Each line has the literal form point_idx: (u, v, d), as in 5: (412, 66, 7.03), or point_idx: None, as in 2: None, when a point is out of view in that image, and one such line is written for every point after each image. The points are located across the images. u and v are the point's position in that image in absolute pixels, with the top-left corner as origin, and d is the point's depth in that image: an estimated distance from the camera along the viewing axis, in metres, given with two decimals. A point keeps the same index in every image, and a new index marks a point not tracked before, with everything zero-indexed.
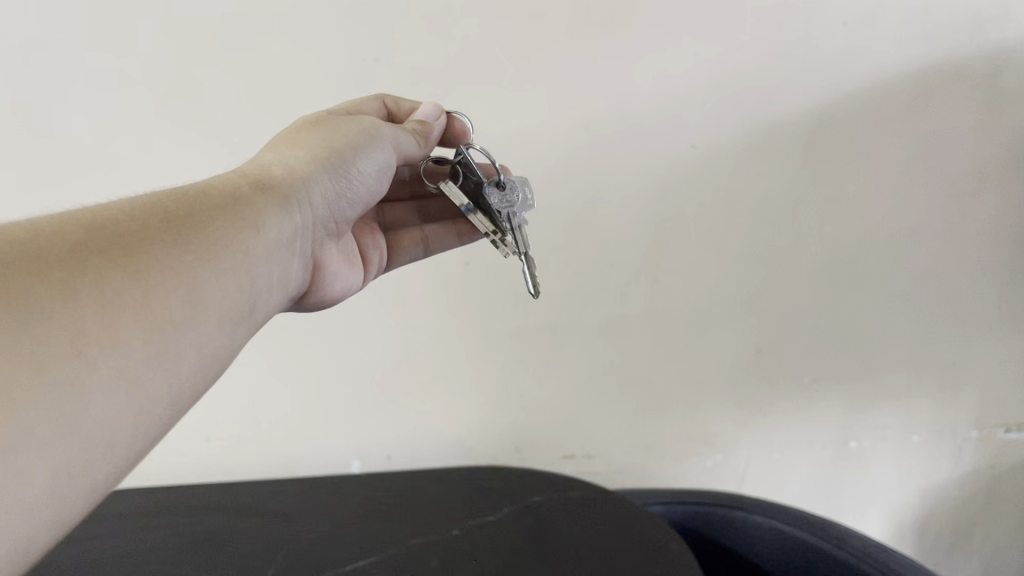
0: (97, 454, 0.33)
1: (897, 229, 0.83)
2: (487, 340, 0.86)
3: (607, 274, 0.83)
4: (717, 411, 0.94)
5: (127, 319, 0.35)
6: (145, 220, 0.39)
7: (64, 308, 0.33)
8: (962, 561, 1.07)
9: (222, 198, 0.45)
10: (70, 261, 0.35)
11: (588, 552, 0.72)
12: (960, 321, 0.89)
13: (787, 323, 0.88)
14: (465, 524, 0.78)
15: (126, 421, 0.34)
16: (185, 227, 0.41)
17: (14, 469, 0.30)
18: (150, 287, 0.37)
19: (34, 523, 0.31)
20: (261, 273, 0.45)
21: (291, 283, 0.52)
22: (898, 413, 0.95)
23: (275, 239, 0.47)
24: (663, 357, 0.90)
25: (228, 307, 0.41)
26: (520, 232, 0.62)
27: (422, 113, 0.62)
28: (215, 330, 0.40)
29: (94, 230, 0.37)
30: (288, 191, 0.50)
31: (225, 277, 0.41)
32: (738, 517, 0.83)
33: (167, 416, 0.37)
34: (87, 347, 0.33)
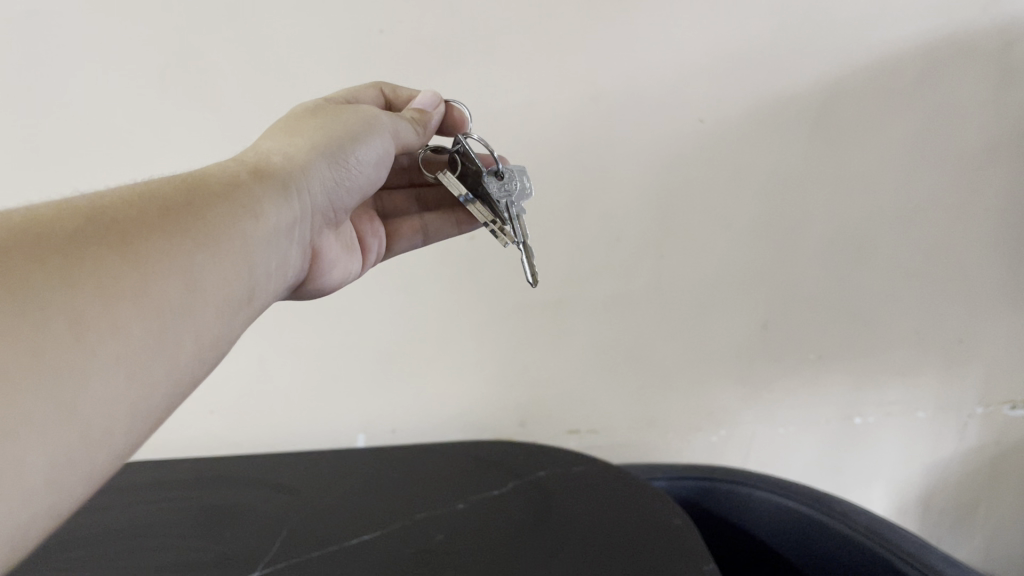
0: (95, 445, 0.30)
1: (906, 204, 0.82)
2: (492, 315, 0.86)
3: (612, 249, 0.83)
4: (722, 386, 0.94)
5: (128, 304, 0.32)
6: (140, 205, 0.37)
7: (63, 291, 0.30)
8: (965, 534, 1.07)
9: (220, 185, 0.43)
10: (69, 244, 0.32)
11: (592, 528, 0.72)
12: (967, 297, 0.89)
13: (794, 297, 0.88)
14: (470, 499, 0.78)
15: (125, 411, 0.31)
16: (183, 213, 0.38)
17: (15, 459, 0.26)
18: (150, 273, 0.34)
19: (32, 517, 0.28)
20: (258, 260, 0.43)
21: (288, 271, 0.51)
22: (904, 389, 0.95)
23: (273, 227, 0.46)
24: (669, 332, 0.90)
25: (224, 297, 0.39)
26: (520, 222, 0.60)
27: (421, 101, 0.62)
28: (212, 319, 0.38)
29: (92, 216, 0.34)
30: (287, 178, 0.49)
31: (222, 264, 0.39)
32: (741, 491, 0.83)
33: (165, 407, 0.34)
34: (87, 332, 0.30)
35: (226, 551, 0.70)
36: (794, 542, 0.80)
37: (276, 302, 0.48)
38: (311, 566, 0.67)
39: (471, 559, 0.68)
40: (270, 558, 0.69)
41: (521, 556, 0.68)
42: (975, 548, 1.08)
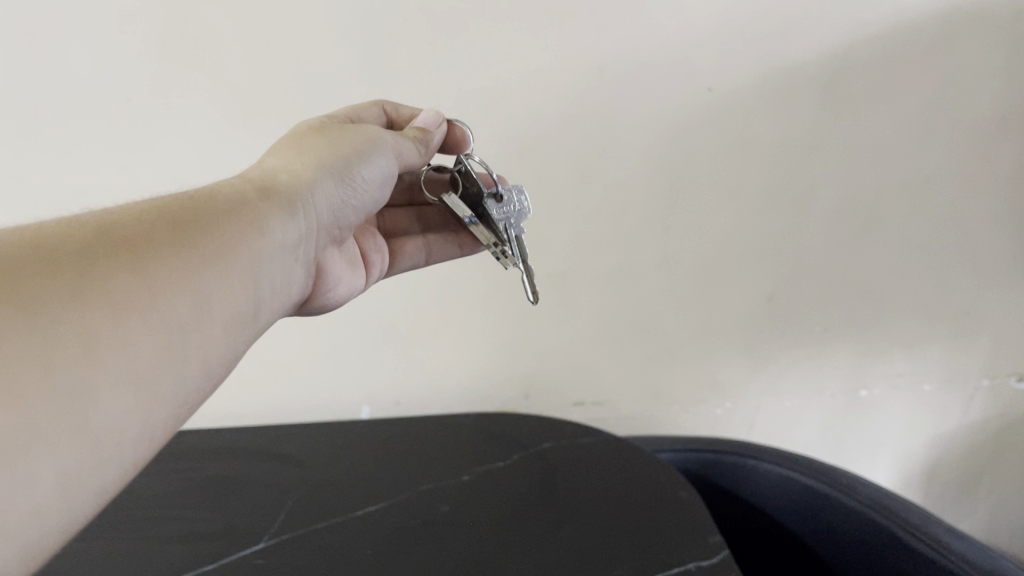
0: (102, 460, 0.31)
1: (915, 175, 0.81)
2: (497, 287, 0.86)
3: (619, 221, 0.82)
4: (728, 358, 0.94)
5: (134, 320, 0.33)
6: (150, 221, 0.38)
7: (72, 307, 0.31)
8: (969, 503, 1.08)
9: (227, 201, 0.43)
10: (79, 260, 0.33)
11: (598, 500, 0.72)
12: (977, 270, 0.88)
13: (801, 270, 0.87)
14: (476, 470, 0.78)
15: (132, 424, 0.32)
16: (191, 229, 0.39)
17: (22, 467, 0.28)
18: (158, 289, 0.35)
19: (41, 523, 0.29)
20: (264, 275, 0.44)
21: (296, 287, 0.51)
22: (911, 361, 0.95)
23: (279, 242, 0.46)
24: (675, 305, 0.89)
25: (231, 313, 0.40)
26: (519, 242, 0.62)
27: (423, 121, 0.61)
28: (218, 333, 0.38)
29: (102, 232, 0.35)
30: (294, 195, 0.48)
31: (230, 279, 0.40)
32: (746, 464, 0.83)
33: (172, 420, 0.35)
34: (95, 347, 0.31)
35: (232, 522, 0.70)
36: (799, 515, 0.80)
37: (282, 316, 0.49)
38: (317, 537, 0.67)
39: (476, 531, 0.68)
40: (276, 529, 0.69)
41: (525, 529, 0.68)
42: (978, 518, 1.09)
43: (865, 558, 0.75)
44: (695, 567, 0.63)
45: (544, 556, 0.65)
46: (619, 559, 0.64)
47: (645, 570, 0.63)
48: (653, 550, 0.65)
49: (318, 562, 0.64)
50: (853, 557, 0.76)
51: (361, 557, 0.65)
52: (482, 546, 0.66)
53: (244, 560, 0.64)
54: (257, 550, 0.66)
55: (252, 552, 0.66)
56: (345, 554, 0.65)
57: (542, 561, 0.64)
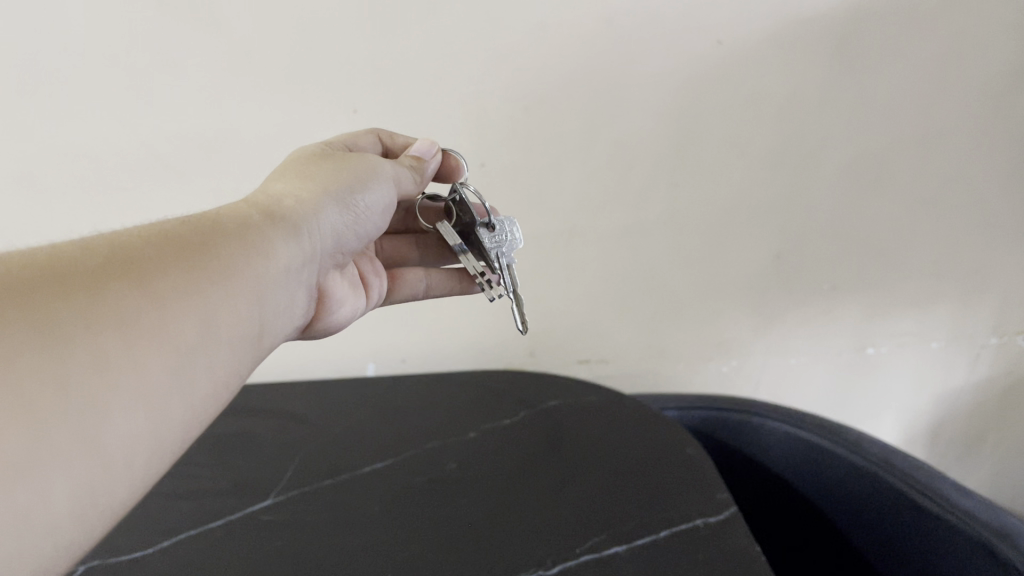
0: (110, 481, 0.31)
1: (926, 131, 0.80)
2: None
3: (626, 178, 0.81)
4: (735, 316, 0.93)
5: (146, 342, 0.33)
6: (158, 242, 0.38)
7: (85, 330, 0.31)
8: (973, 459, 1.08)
9: (233, 224, 0.44)
10: (91, 281, 0.33)
11: (604, 457, 0.72)
12: (986, 227, 0.87)
13: (809, 228, 0.86)
14: (482, 428, 0.78)
15: (140, 447, 0.32)
16: (198, 251, 0.39)
17: (32, 487, 0.28)
18: (169, 310, 0.35)
19: (52, 542, 0.29)
20: (270, 298, 0.43)
21: (300, 309, 0.51)
22: (918, 319, 0.94)
23: (284, 266, 0.46)
24: (681, 264, 0.89)
25: (238, 334, 0.40)
26: (509, 273, 0.63)
27: (418, 147, 0.62)
28: (226, 354, 0.38)
29: (114, 254, 0.35)
30: (299, 218, 0.49)
31: (237, 301, 0.40)
32: (753, 422, 0.83)
33: (179, 442, 0.35)
34: (107, 369, 0.31)
35: (239, 479, 0.70)
36: (805, 472, 0.80)
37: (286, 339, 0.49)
38: (324, 494, 0.67)
39: (483, 489, 0.68)
40: (283, 486, 0.69)
41: (532, 487, 0.68)
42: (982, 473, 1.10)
43: (870, 515, 0.75)
44: (702, 524, 0.63)
45: (552, 514, 0.65)
46: (626, 516, 0.64)
47: (652, 527, 0.63)
48: (660, 507, 0.65)
49: (326, 520, 0.64)
50: (859, 514, 0.76)
51: (368, 514, 0.65)
52: (489, 504, 0.66)
53: (252, 517, 0.64)
54: (264, 507, 0.66)
55: (260, 508, 0.66)
56: (352, 512, 0.65)
57: (549, 518, 0.64)
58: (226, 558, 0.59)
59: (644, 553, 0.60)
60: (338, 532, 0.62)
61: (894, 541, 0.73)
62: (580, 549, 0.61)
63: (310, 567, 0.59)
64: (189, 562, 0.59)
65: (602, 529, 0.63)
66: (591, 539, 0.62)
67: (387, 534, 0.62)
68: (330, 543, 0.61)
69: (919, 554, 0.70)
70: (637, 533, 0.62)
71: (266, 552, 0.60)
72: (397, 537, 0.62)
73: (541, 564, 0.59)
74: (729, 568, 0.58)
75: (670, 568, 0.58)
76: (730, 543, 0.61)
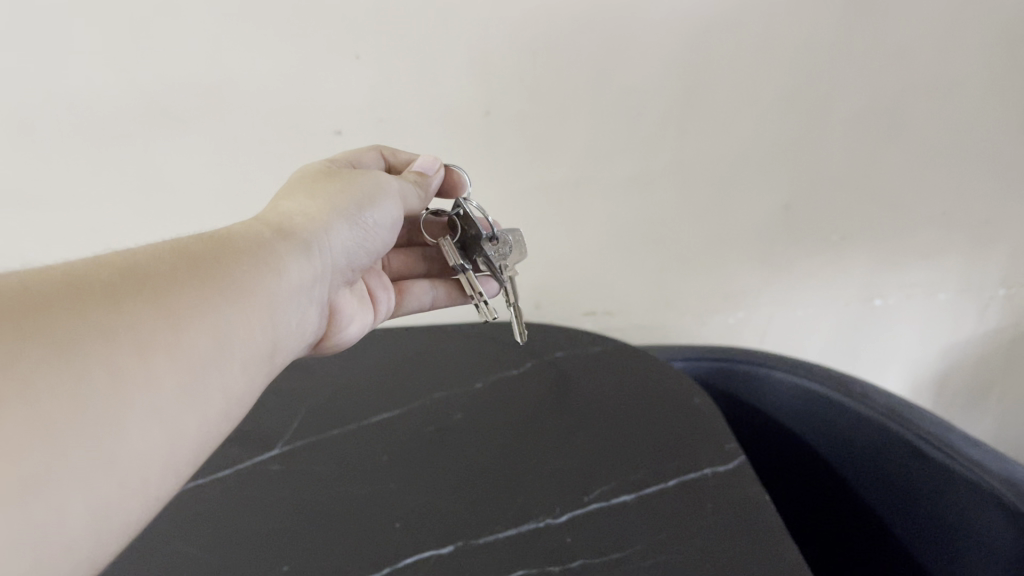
0: (129, 498, 0.31)
1: (940, 78, 0.78)
2: (508, 195, 0.83)
3: (634, 126, 0.79)
4: (742, 267, 0.93)
5: (162, 358, 0.33)
6: (173, 260, 0.38)
7: (103, 346, 0.31)
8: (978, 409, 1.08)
9: (246, 242, 0.44)
10: (107, 298, 0.33)
11: (613, 407, 0.72)
12: (998, 176, 0.86)
13: (818, 178, 0.85)
14: (489, 378, 0.78)
15: (158, 463, 0.32)
16: (211, 269, 0.39)
17: (51, 502, 0.28)
18: (183, 327, 0.35)
19: (72, 558, 0.29)
20: (281, 316, 0.44)
21: (309, 327, 0.51)
22: (927, 270, 0.94)
23: (294, 282, 0.46)
24: (689, 214, 0.88)
25: (251, 351, 0.40)
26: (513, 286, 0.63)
27: (422, 164, 0.63)
28: (239, 372, 0.38)
29: (130, 271, 0.36)
30: (307, 238, 0.49)
31: (249, 317, 0.40)
32: (760, 373, 0.83)
33: (194, 459, 0.35)
34: (126, 385, 0.31)
35: (246, 428, 0.70)
36: (813, 422, 0.80)
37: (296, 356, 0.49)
38: (332, 443, 0.67)
39: (491, 439, 0.68)
40: (291, 436, 0.69)
41: (541, 436, 0.68)
42: (986, 422, 1.10)
43: (878, 465, 0.75)
44: (711, 473, 0.63)
45: (561, 463, 0.65)
46: (635, 465, 0.64)
47: (661, 476, 0.63)
48: (668, 456, 0.65)
49: (335, 469, 0.64)
50: (866, 463, 0.76)
51: (377, 463, 0.65)
52: (498, 453, 0.66)
53: (261, 467, 0.64)
54: (274, 456, 0.66)
55: (269, 458, 0.66)
56: (361, 461, 0.65)
57: (558, 467, 0.64)
58: (236, 510, 0.59)
59: (652, 503, 0.60)
60: (348, 482, 0.63)
61: (901, 490, 0.73)
62: (589, 497, 0.61)
63: (321, 516, 0.59)
64: (198, 512, 0.59)
65: (611, 478, 0.63)
66: (600, 488, 0.62)
67: (396, 483, 0.62)
68: (341, 493, 0.61)
69: (927, 502, 0.70)
70: (646, 482, 0.62)
71: (277, 502, 0.60)
72: (407, 486, 0.62)
73: (551, 513, 0.59)
74: (738, 517, 0.58)
75: (679, 517, 0.59)
76: (740, 492, 0.61)
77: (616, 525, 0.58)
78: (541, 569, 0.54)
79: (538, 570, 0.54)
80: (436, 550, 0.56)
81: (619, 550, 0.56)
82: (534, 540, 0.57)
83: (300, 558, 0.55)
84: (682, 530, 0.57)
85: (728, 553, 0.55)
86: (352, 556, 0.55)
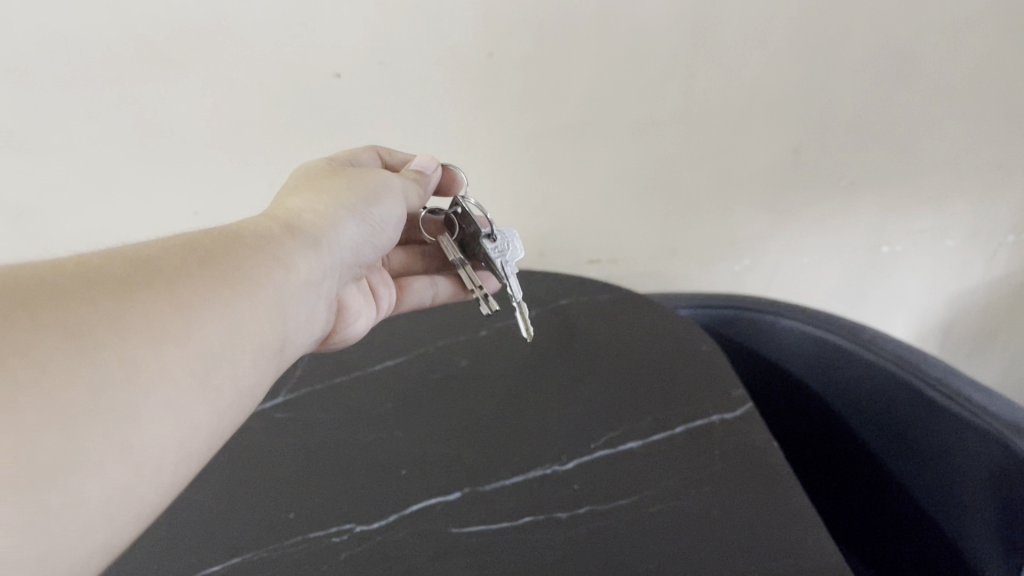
0: (142, 487, 0.31)
1: (956, 18, 0.76)
2: (511, 140, 0.82)
3: (640, 68, 0.77)
4: (748, 213, 0.92)
5: (173, 348, 0.33)
6: (181, 255, 0.38)
7: (114, 335, 0.31)
8: (979, 352, 1.10)
9: (254, 238, 0.44)
10: (118, 289, 0.33)
11: (619, 354, 0.72)
12: (1011, 119, 0.85)
13: (827, 121, 0.84)
14: (493, 326, 0.77)
15: (170, 451, 0.32)
16: (218, 264, 0.39)
17: (68, 486, 0.28)
18: (193, 317, 0.35)
19: (89, 543, 0.29)
20: (289, 310, 0.43)
21: (318, 325, 0.51)
22: (935, 216, 0.93)
23: (302, 276, 0.46)
24: (695, 159, 0.86)
25: (260, 343, 0.40)
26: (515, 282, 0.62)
27: (419, 163, 0.63)
28: (249, 364, 0.38)
29: (139, 265, 0.36)
30: (314, 234, 0.49)
31: (258, 310, 0.40)
32: (766, 320, 0.82)
33: (206, 449, 0.35)
34: (139, 374, 0.31)
35: None
36: (819, 369, 0.80)
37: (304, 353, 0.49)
38: (337, 392, 0.67)
39: (497, 386, 0.67)
40: (294, 384, 0.68)
41: (546, 384, 0.68)
42: (986, 366, 1.11)
43: (883, 411, 0.74)
44: (719, 420, 0.63)
45: (566, 410, 0.64)
46: (642, 412, 0.64)
47: (667, 423, 0.62)
48: (675, 403, 0.65)
49: (340, 417, 0.64)
50: (872, 409, 0.76)
51: (382, 411, 0.64)
52: (504, 400, 0.66)
53: (266, 415, 0.64)
54: (278, 405, 0.65)
55: (274, 406, 0.65)
56: (366, 409, 0.65)
57: (564, 415, 0.64)
58: (240, 462, 0.59)
59: (659, 449, 0.60)
60: (353, 430, 0.62)
61: (906, 435, 0.73)
62: (595, 444, 0.60)
63: (327, 464, 0.59)
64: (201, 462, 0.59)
65: (618, 425, 0.62)
66: (607, 435, 0.62)
67: (402, 431, 0.62)
68: (346, 441, 0.61)
69: (932, 448, 0.70)
70: (652, 429, 0.62)
71: (282, 450, 0.60)
72: (412, 433, 0.62)
73: (557, 459, 0.59)
74: (745, 463, 0.58)
75: (686, 464, 0.58)
76: (747, 439, 0.61)
77: (623, 471, 0.58)
78: (548, 515, 0.54)
79: (545, 517, 0.54)
80: (443, 497, 0.56)
81: (626, 496, 0.56)
82: (541, 487, 0.57)
83: (307, 505, 0.55)
84: (688, 477, 0.57)
85: (735, 499, 0.55)
86: (359, 502, 0.55)
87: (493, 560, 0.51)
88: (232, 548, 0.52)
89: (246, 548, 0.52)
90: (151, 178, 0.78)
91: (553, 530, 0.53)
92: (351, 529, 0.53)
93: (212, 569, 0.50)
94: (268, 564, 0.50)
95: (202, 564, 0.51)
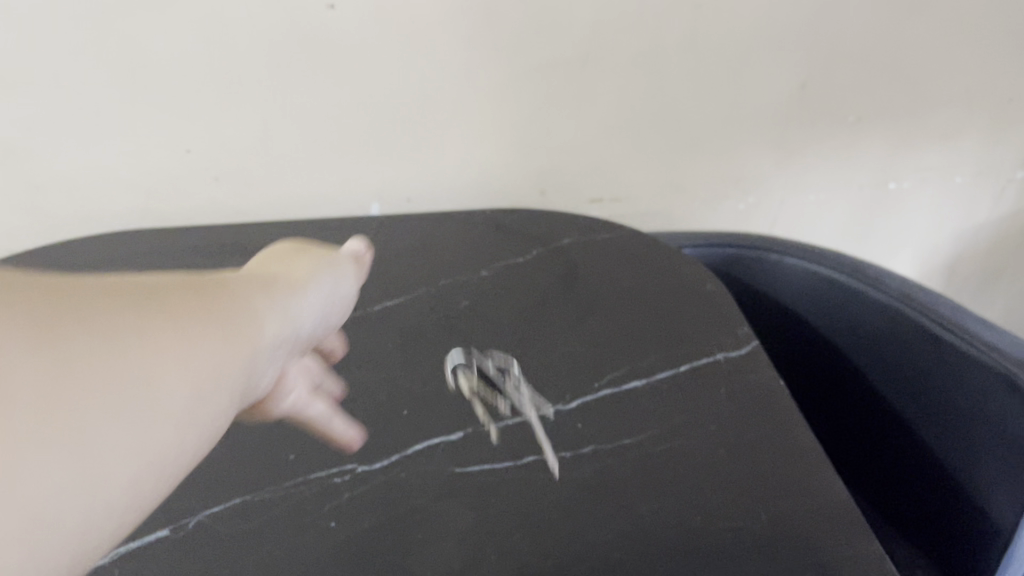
0: (108, 513, 0.25)
1: None
2: (511, 75, 0.79)
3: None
4: (752, 150, 0.90)
5: (178, 368, 0.28)
6: (192, 277, 0.32)
7: (111, 340, 0.26)
8: (977, 292, 1.11)
9: (263, 278, 0.38)
10: (129, 294, 0.28)
11: (621, 293, 0.70)
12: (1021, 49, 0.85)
13: (837, 51, 0.82)
14: (493, 266, 0.75)
15: (145, 477, 0.27)
16: (223, 291, 0.33)
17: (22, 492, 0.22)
18: (202, 340, 0.29)
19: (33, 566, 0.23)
20: (280, 356, 0.37)
21: (300, 383, 0.45)
22: (944, 152, 0.93)
23: (300, 322, 0.39)
24: (701, 94, 0.84)
25: (251, 382, 0.33)
26: None
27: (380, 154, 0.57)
28: (235, 399, 0.32)
29: (160, 281, 0.30)
30: (321, 278, 0.42)
31: (261, 345, 0.33)
32: (770, 258, 0.81)
33: (170, 485, 0.29)
34: (131, 394, 0.26)
35: None
36: (822, 307, 0.79)
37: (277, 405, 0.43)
38: (335, 334, 0.65)
39: (498, 326, 0.66)
40: None
41: (548, 323, 0.67)
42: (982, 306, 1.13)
43: (887, 349, 0.74)
44: (724, 358, 0.62)
45: (569, 349, 0.63)
46: (646, 350, 0.63)
47: (671, 362, 0.62)
48: (678, 342, 0.64)
49: (339, 358, 0.62)
50: (876, 348, 0.75)
51: (382, 351, 0.63)
52: (504, 340, 0.65)
53: None
54: None
55: None
56: (366, 350, 0.63)
57: (567, 354, 0.63)
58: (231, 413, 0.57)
59: (663, 388, 0.59)
60: (353, 370, 0.61)
61: (910, 374, 0.72)
62: (598, 383, 0.60)
63: None
64: None
65: (622, 364, 0.62)
66: (611, 374, 0.61)
67: (402, 371, 0.61)
68: (347, 381, 0.60)
69: (936, 387, 0.70)
70: (656, 367, 0.61)
71: None
72: (412, 374, 0.61)
73: (560, 398, 0.58)
74: (750, 402, 0.58)
75: (690, 402, 0.58)
76: (752, 377, 0.60)
77: (627, 410, 0.57)
78: (552, 455, 0.54)
79: (548, 456, 0.54)
80: (445, 437, 0.55)
81: (630, 435, 0.55)
82: (545, 426, 0.56)
83: (307, 446, 0.54)
84: (693, 416, 0.57)
85: (740, 439, 0.55)
86: (360, 443, 0.55)
87: (497, 499, 0.51)
88: (233, 491, 0.51)
89: (247, 490, 0.51)
90: (140, 110, 0.73)
91: (557, 470, 0.53)
92: (353, 470, 0.53)
93: (213, 511, 0.50)
94: (269, 506, 0.50)
95: (202, 507, 0.50)
